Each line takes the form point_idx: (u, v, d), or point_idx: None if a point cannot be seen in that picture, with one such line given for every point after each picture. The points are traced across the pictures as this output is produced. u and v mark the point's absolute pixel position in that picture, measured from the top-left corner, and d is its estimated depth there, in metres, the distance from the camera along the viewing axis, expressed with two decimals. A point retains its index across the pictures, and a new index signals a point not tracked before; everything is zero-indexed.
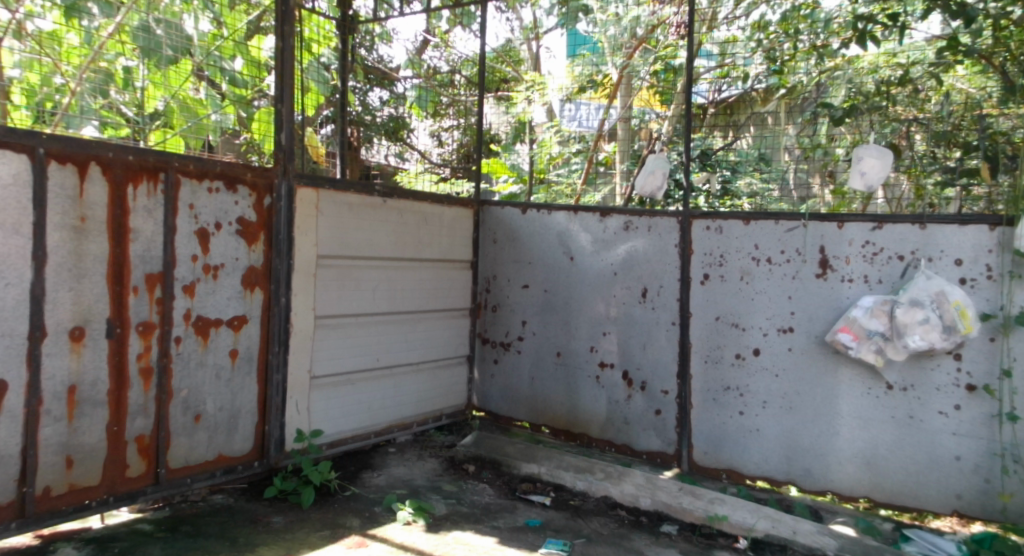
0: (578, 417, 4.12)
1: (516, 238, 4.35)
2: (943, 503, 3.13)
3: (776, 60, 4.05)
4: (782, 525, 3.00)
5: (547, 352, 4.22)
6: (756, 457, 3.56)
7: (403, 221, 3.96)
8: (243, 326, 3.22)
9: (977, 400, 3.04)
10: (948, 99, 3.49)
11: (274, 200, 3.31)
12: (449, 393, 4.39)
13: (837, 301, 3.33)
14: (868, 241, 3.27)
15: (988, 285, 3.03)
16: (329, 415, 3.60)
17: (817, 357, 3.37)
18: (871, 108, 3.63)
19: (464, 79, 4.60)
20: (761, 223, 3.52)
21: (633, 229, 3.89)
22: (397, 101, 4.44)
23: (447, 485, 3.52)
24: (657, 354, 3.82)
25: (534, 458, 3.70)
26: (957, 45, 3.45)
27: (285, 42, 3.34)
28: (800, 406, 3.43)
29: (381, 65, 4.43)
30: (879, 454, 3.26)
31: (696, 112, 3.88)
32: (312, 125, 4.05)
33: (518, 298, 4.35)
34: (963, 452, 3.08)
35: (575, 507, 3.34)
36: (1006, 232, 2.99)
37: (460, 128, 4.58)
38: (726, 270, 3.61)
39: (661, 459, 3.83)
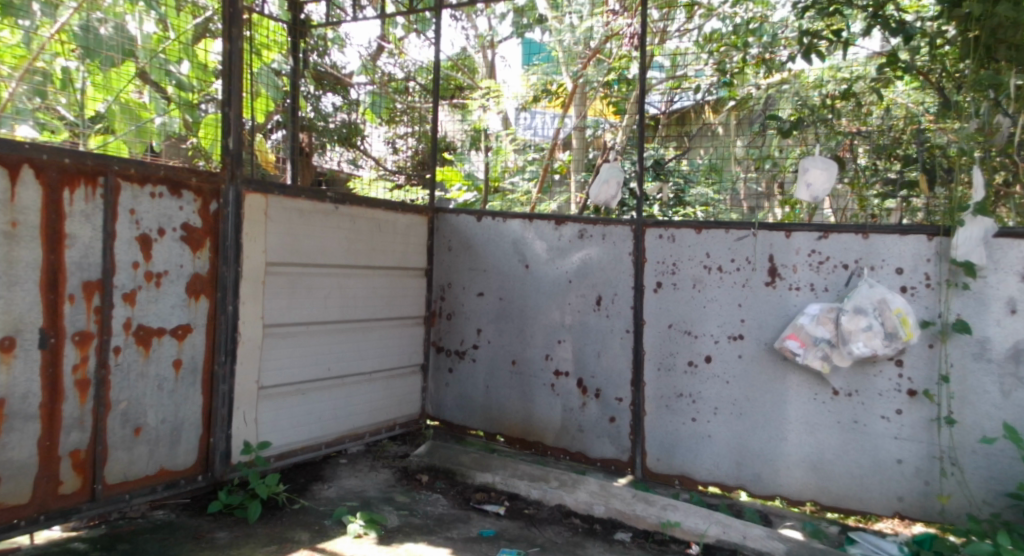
0: (533, 425, 4.12)
1: (471, 246, 4.33)
2: (886, 506, 3.22)
3: (728, 72, 4.22)
4: (732, 530, 3.04)
5: (502, 360, 4.21)
6: (708, 463, 3.61)
7: (356, 228, 3.91)
8: (187, 335, 3.12)
9: (917, 404, 3.14)
10: (889, 114, 3.60)
11: (220, 205, 3.22)
12: (403, 402, 4.34)
13: (784, 309, 3.41)
14: (814, 250, 3.36)
15: (927, 293, 3.13)
16: (279, 426, 3.51)
17: (766, 363, 3.44)
18: (818, 120, 3.68)
19: (419, 86, 4.52)
20: (712, 232, 3.57)
21: (587, 237, 3.91)
22: (351, 107, 4.40)
23: (400, 496, 3.47)
24: (611, 362, 3.84)
25: (488, 467, 3.67)
26: (896, 62, 3.49)
27: (233, 45, 3.26)
28: (749, 412, 3.49)
29: (335, 71, 4.43)
30: (825, 459, 3.34)
31: (649, 122, 3.95)
32: (261, 130, 4.18)
33: (472, 306, 4.33)
34: (905, 455, 3.17)
35: (529, 516, 3.33)
36: (943, 242, 3.10)
37: (415, 136, 4.51)
38: (678, 278, 3.66)
39: (615, 467, 3.86)
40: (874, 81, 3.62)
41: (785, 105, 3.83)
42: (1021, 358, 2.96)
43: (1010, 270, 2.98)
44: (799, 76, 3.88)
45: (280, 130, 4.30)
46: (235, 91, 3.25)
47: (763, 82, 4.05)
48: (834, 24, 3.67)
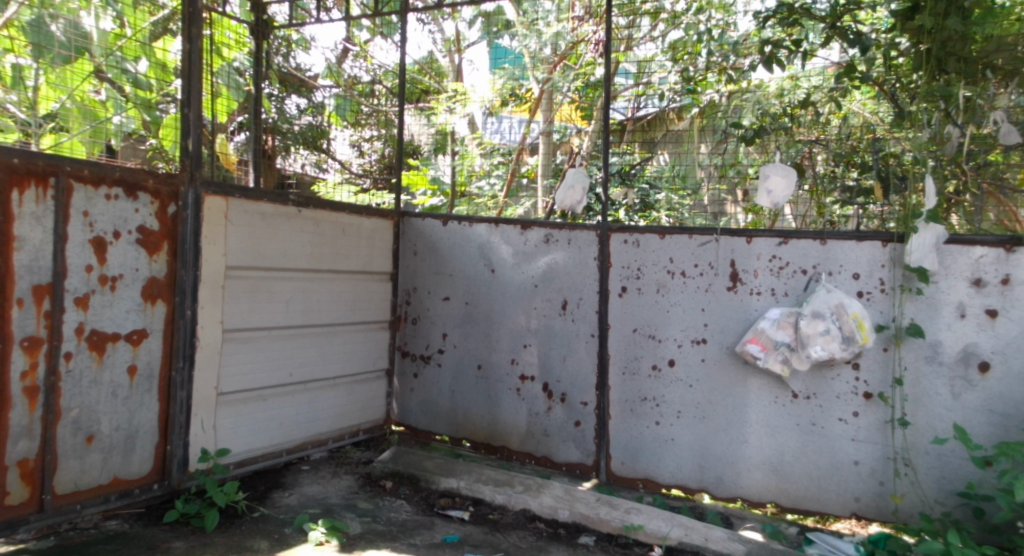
0: (498, 430, 4.11)
1: (437, 250, 4.32)
2: (843, 507, 3.29)
3: (690, 79, 4.15)
4: (694, 533, 3.07)
5: (467, 364, 4.20)
6: (671, 466, 3.64)
7: (320, 232, 3.87)
8: (143, 340, 3.05)
9: (873, 407, 3.21)
10: (846, 122, 3.72)
11: (179, 208, 3.16)
12: (367, 407, 4.30)
13: (746, 313, 3.46)
14: (774, 255, 3.42)
15: (882, 298, 3.21)
16: (238, 433, 3.45)
17: (728, 367, 3.49)
18: (777, 128, 3.75)
19: (385, 89, 4.50)
20: (675, 237, 3.62)
21: (553, 242, 3.93)
22: (315, 109, 4.42)
23: (363, 502, 3.44)
24: (576, 366, 3.86)
25: (453, 472, 3.65)
26: (853, 73, 3.64)
27: (192, 44, 3.20)
28: (712, 415, 3.54)
29: (299, 73, 4.42)
30: (785, 461, 3.40)
31: (615, 128, 3.97)
32: (225, 132, 4.01)
33: (438, 311, 4.31)
34: (861, 457, 3.24)
35: (494, 521, 3.32)
36: (897, 248, 3.18)
37: (381, 139, 4.46)
38: (642, 283, 3.69)
39: (581, 471, 3.87)
40: (829, 92, 3.78)
41: (746, 113, 3.84)
42: (970, 360, 3.05)
43: (960, 275, 3.07)
44: (760, 85, 3.88)
45: (242, 132, 4.22)
46: (195, 91, 3.21)
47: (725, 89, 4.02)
48: (795, 33, 3.75)
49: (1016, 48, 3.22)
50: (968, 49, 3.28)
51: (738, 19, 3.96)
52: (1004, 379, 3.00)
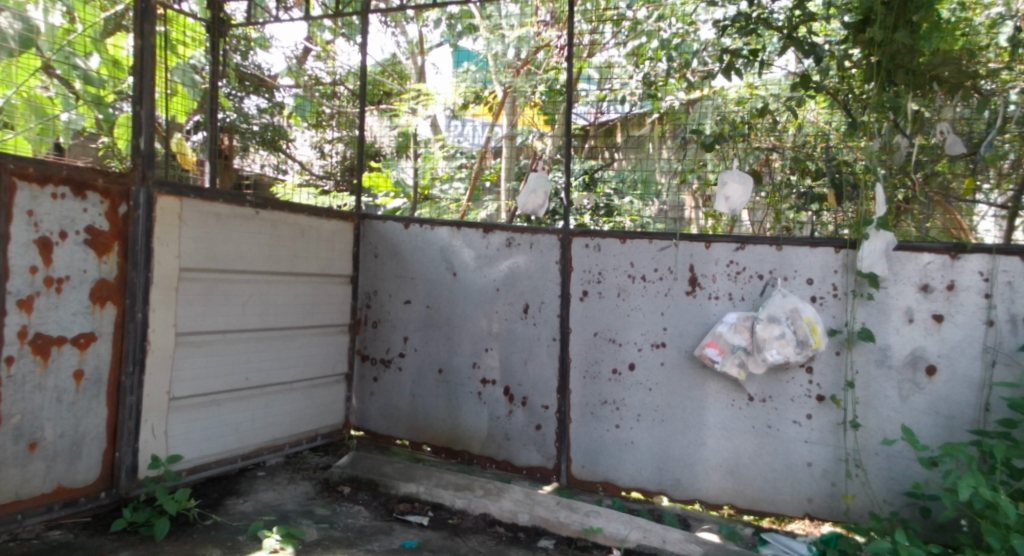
0: (458, 434, 4.10)
1: (398, 253, 4.29)
2: (797, 507, 3.36)
3: (652, 84, 4.12)
4: (652, 535, 3.10)
5: (428, 368, 4.18)
6: (630, 469, 3.67)
7: (277, 233, 3.82)
8: (91, 344, 2.97)
9: (826, 409, 3.29)
10: (801, 130, 3.66)
11: (130, 208, 3.08)
12: (325, 412, 4.24)
13: (704, 317, 3.52)
14: (732, 261, 3.48)
15: (834, 303, 3.29)
16: (191, 439, 3.38)
17: (686, 371, 3.54)
18: (736, 135, 3.72)
19: (348, 91, 4.49)
20: (636, 242, 3.65)
21: (515, 246, 3.94)
22: (274, 109, 4.35)
23: (320, 508, 3.39)
24: (537, 370, 3.87)
25: (412, 477, 3.61)
26: (808, 82, 3.65)
27: (145, 41, 3.14)
28: (670, 418, 3.58)
29: (259, 72, 4.33)
30: (741, 463, 3.45)
31: (577, 133, 3.99)
32: (182, 131, 3.75)
33: (399, 314, 4.28)
34: (814, 458, 3.31)
35: (453, 526, 3.30)
36: (850, 254, 3.27)
37: (343, 141, 4.46)
38: (603, 287, 3.72)
39: (541, 474, 3.88)
40: (785, 101, 3.74)
41: (708, 121, 3.80)
42: (917, 364, 3.15)
43: (908, 281, 3.17)
44: (721, 92, 3.93)
45: (200, 131, 3.90)
46: (150, 91, 3.15)
47: (684, 96, 4.06)
48: (752, 43, 3.80)
49: (961, 62, 3.33)
50: (916, 61, 3.36)
51: (700, 28, 4.19)
52: (949, 382, 3.10)
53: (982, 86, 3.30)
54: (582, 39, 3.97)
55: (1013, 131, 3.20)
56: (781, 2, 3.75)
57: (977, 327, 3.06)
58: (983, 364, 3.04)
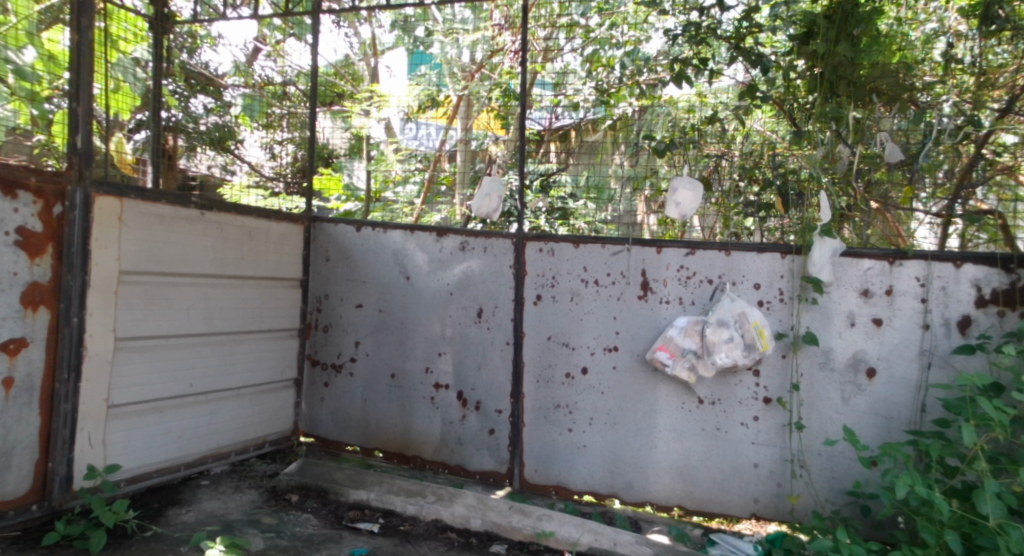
0: (411, 439, 4.06)
1: (350, 257, 4.22)
2: (743, 508, 3.42)
3: (604, 91, 4.06)
4: (603, 537, 3.12)
5: (380, 373, 4.13)
6: (583, 472, 3.70)
7: (224, 236, 3.73)
8: (22, 350, 2.85)
9: (772, 411, 3.36)
10: (750, 139, 3.66)
11: (66, 208, 2.97)
12: (274, 418, 4.16)
13: (655, 321, 3.56)
14: (682, 265, 3.53)
15: (780, 307, 3.38)
16: (130, 447, 3.27)
17: (638, 374, 3.58)
18: (685, 142, 3.74)
19: (299, 91, 4.39)
20: (589, 246, 3.68)
21: (468, 250, 3.92)
22: (223, 110, 4.27)
23: (266, 517, 3.31)
24: (491, 375, 3.86)
25: (363, 483, 3.56)
26: (755, 92, 3.69)
27: (82, 36, 3.07)
28: (622, 421, 3.61)
29: (206, 71, 4.22)
30: (690, 465, 3.50)
31: (532, 138, 4.01)
32: (123, 129, 3.67)
33: (351, 318, 4.22)
34: (760, 459, 3.39)
35: (404, 532, 3.27)
36: (795, 260, 3.36)
37: (294, 142, 4.36)
38: (557, 291, 3.73)
39: (494, 479, 3.87)
40: (732, 110, 3.73)
41: (658, 128, 3.81)
42: (858, 366, 3.25)
43: (850, 286, 3.27)
44: (670, 100, 3.86)
45: (143, 130, 3.83)
46: (88, 87, 3.08)
47: (638, 103, 3.94)
48: (702, 52, 3.86)
49: (898, 75, 3.48)
50: (856, 74, 3.54)
51: (651, 37, 4.07)
52: (887, 384, 3.21)
53: (919, 99, 3.43)
54: (539, 44, 4.21)
55: (947, 142, 3.32)
56: (729, 14, 3.83)
57: (914, 330, 3.17)
58: (919, 366, 3.16)
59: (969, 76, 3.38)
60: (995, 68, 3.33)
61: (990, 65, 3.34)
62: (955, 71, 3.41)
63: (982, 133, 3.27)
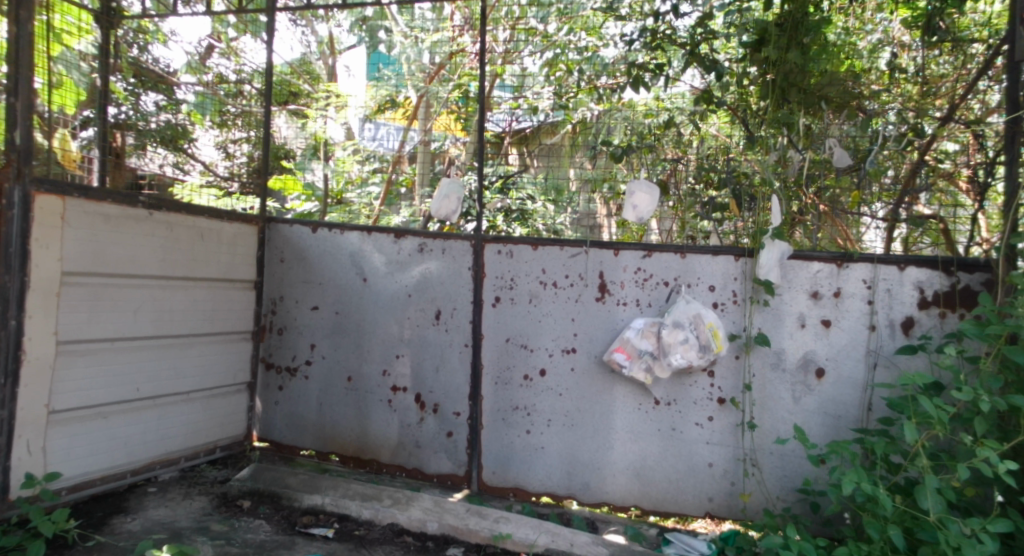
0: (368, 442, 4.01)
1: (305, 258, 4.16)
2: (697, 506, 3.47)
3: (563, 94, 4.04)
4: (560, 538, 3.13)
5: (337, 376, 4.07)
6: (540, 474, 3.71)
7: (173, 236, 3.65)
8: None
9: (726, 412, 3.42)
10: (705, 142, 3.70)
11: (3, 207, 2.86)
12: (226, 423, 4.08)
13: (612, 323, 3.59)
14: (639, 268, 3.57)
15: (734, 309, 3.44)
16: (72, 455, 3.16)
17: (595, 376, 3.60)
18: (643, 147, 3.77)
19: (255, 90, 4.30)
20: (548, 248, 3.69)
21: (427, 251, 3.90)
22: (174, 108, 4.08)
23: (216, 524, 3.24)
24: (449, 377, 3.85)
25: (317, 488, 3.51)
26: (710, 97, 3.73)
27: (20, 28, 2.96)
28: (580, 423, 3.63)
29: (156, 68, 4.06)
30: (647, 465, 3.54)
31: (492, 141, 3.99)
32: (69, 126, 3.46)
33: (306, 320, 4.15)
34: (715, 459, 3.44)
35: (359, 537, 3.23)
36: (748, 262, 3.43)
37: (250, 142, 4.28)
38: (515, 293, 3.74)
39: (452, 481, 3.86)
40: (688, 114, 3.76)
41: (617, 131, 3.83)
42: (808, 366, 3.33)
43: (800, 288, 3.35)
44: (629, 104, 3.85)
45: (90, 127, 3.73)
46: (28, 82, 2.98)
47: (599, 107, 3.92)
48: (659, 58, 3.86)
49: (846, 84, 3.56)
50: (806, 81, 3.59)
51: (608, 45, 4.01)
52: (836, 384, 3.30)
53: (867, 106, 3.51)
54: (498, 48, 4.13)
55: (891, 149, 3.44)
56: (684, 20, 3.81)
57: (861, 331, 3.27)
58: (866, 366, 3.25)
59: (912, 85, 3.47)
60: (937, 79, 3.42)
61: (932, 74, 3.43)
62: (900, 80, 3.50)
63: (924, 140, 3.39)
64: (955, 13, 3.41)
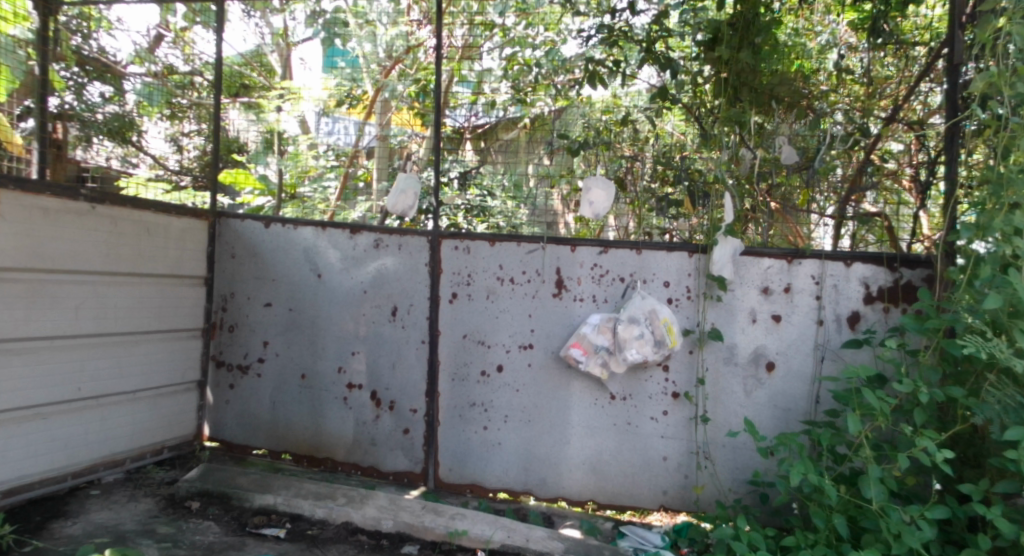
0: (322, 441, 3.96)
1: (257, 254, 4.08)
2: (652, 500, 3.52)
3: (521, 90, 3.96)
4: (516, 534, 3.14)
5: (291, 374, 4.00)
6: (497, 470, 3.71)
7: (117, 231, 3.55)
8: None
9: (680, 406, 3.47)
10: (660, 141, 3.73)
11: None
12: (174, 423, 3.98)
13: (569, 319, 3.60)
14: (596, 264, 3.59)
15: (688, 304, 3.48)
16: (8, 457, 3.05)
17: (552, 371, 3.61)
18: (598, 143, 3.78)
19: (206, 82, 4.21)
20: (505, 244, 3.69)
21: (383, 247, 3.86)
22: (122, 99, 3.86)
23: (162, 526, 3.16)
24: (405, 374, 3.82)
25: (269, 488, 3.45)
26: (666, 95, 3.72)
27: None
28: (537, 418, 3.64)
29: (103, 58, 3.83)
30: (603, 460, 3.57)
31: (452, 136, 3.94)
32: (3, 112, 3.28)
33: (258, 317, 4.07)
34: (669, 452, 3.48)
35: (312, 537, 3.18)
36: (701, 259, 3.47)
37: (201, 134, 4.18)
38: (473, 289, 3.72)
39: (408, 479, 3.83)
40: (645, 111, 3.76)
41: (575, 127, 3.82)
42: (759, 360, 3.40)
43: (752, 284, 3.41)
44: (586, 102, 3.84)
45: (27, 118, 3.42)
46: None
47: (555, 103, 3.88)
48: (616, 56, 3.84)
49: (796, 83, 3.62)
50: (758, 81, 3.63)
51: (567, 40, 3.95)
52: (786, 377, 3.37)
53: (816, 106, 3.59)
54: (456, 43, 4.08)
55: (839, 148, 3.52)
56: (640, 18, 3.83)
57: (810, 326, 3.35)
58: (814, 360, 3.34)
59: (859, 86, 3.57)
60: (882, 80, 3.53)
61: (878, 75, 3.54)
62: (847, 82, 3.59)
63: (870, 140, 3.48)
64: (899, 17, 3.51)
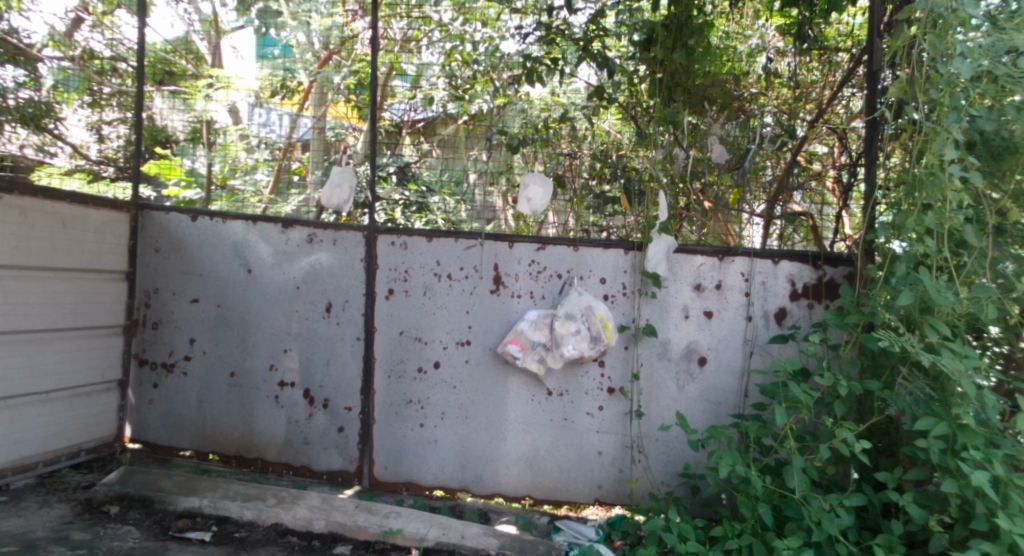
0: (252, 440, 3.84)
1: (183, 248, 3.94)
2: (588, 494, 3.55)
3: (458, 89, 3.91)
4: (451, 531, 3.12)
5: (219, 372, 3.87)
6: (434, 467, 3.67)
7: (28, 223, 3.37)
8: None
9: (615, 401, 3.50)
10: (597, 140, 3.74)
11: None
12: (92, 424, 3.80)
13: (507, 315, 3.60)
14: (534, 260, 3.59)
15: (624, 301, 3.53)
16: None
17: (489, 368, 3.60)
18: (538, 140, 3.78)
19: (131, 69, 3.99)
20: (442, 240, 3.66)
21: (316, 242, 3.77)
22: (37, 84, 3.55)
23: (78, 533, 3.01)
24: (340, 371, 3.74)
25: (194, 490, 3.33)
26: (602, 93, 3.74)
27: None
28: (474, 415, 3.62)
29: (13, 38, 3.46)
30: (539, 456, 3.58)
31: (388, 129, 3.87)
32: None
33: (185, 314, 3.92)
34: (604, 447, 3.52)
35: (240, 539, 3.08)
36: (636, 256, 3.52)
37: (126, 123, 3.98)
38: (409, 286, 3.68)
39: (342, 478, 3.76)
40: (582, 110, 3.77)
41: (514, 123, 3.82)
42: (691, 356, 3.47)
43: (685, 281, 3.48)
44: (526, 98, 3.83)
45: None
46: None
47: (494, 102, 3.86)
48: (554, 53, 3.82)
49: (727, 86, 3.70)
50: (692, 82, 3.72)
51: (505, 38, 3.88)
52: (717, 372, 3.45)
53: (747, 108, 3.68)
54: (394, 35, 3.92)
55: (767, 149, 3.62)
56: (578, 17, 3.83)
57: (739, 322, 3.44)
58: (743, 355, 3.43)
59: (786, 90, 3.68)
60: (807, 84, 3.66)
61: (803, 80, 3.67)
62: (775, 85, 3.69)
63: (796, 141, 3.60)
64: (823, 24, 3.62)
